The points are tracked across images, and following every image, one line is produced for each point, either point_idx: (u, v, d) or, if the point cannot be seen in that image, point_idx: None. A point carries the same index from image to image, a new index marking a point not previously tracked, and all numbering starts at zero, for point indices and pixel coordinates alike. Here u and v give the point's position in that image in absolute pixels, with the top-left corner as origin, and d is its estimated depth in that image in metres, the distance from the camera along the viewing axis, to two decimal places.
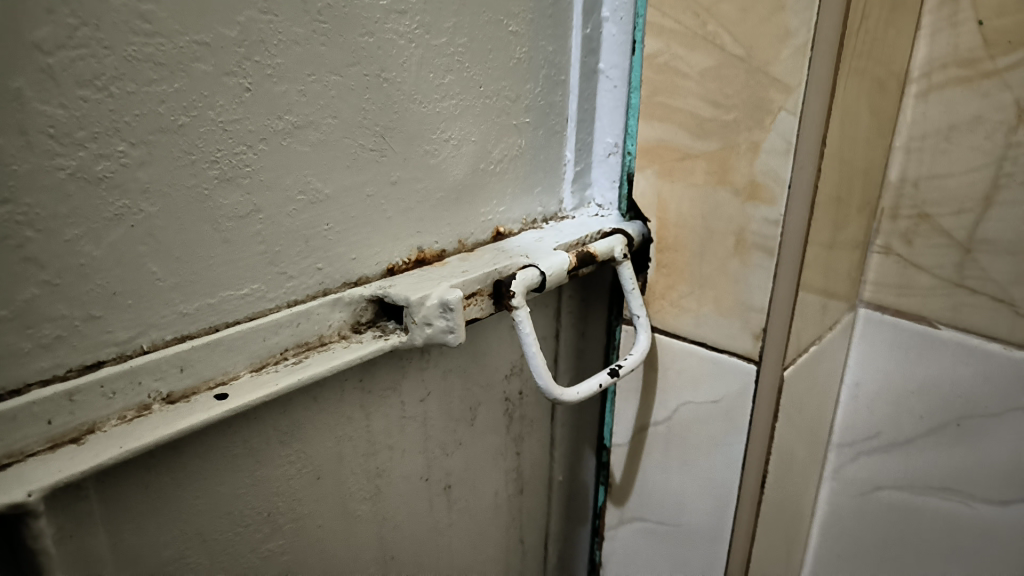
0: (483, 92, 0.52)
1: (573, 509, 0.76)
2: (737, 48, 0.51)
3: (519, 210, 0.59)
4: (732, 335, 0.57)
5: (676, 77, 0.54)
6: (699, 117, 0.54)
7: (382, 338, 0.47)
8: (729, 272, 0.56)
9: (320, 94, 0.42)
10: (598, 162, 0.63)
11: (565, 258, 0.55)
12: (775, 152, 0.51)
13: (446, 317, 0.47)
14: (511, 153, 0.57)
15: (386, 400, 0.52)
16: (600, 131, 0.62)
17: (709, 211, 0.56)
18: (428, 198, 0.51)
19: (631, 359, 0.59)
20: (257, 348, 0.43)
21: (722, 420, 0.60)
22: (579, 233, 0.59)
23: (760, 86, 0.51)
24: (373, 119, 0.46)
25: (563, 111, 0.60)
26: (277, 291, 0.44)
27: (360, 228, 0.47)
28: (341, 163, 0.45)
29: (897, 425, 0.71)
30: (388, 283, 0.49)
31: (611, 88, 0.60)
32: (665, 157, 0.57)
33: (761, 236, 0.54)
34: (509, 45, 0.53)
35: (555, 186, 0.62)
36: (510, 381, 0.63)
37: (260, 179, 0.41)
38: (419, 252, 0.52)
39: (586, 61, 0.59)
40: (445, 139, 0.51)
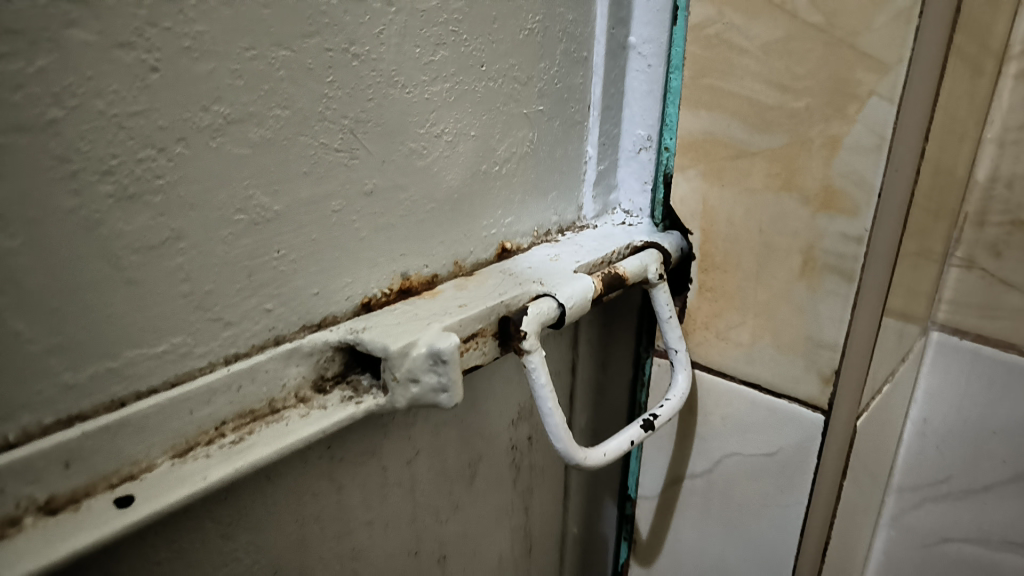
0: (487, 72, 0.41)
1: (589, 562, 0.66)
2: (813, 15, 0.39)
3: (529, 221, 0.48)
4: (794, 377, 0.46)
5: (730, 53, 0.43)
6: (759, 105, 0.42)
7: (354, 403, 0.36)
8: (794, 300, 0.45)
9: (264, 75, 0.31)
10: (625, 160, 0.52)
11: (590, 283, 0.44)
12: (860, 151, 0.40)
13: (438, 373, 0.36)
14: (521, 150, 0.45)
15: (363, 467, 0.41)
16: (629, 121, 0.51)
17: (767, 225, 0.44)
18: (417, 210, 0.40)
19: (669, 404, 0.48)
20: (180, 425, 0.32)
21: (777, 477, 0.49)
22: (604, 248, 0.48)
23: (844, 64, 0.39)
24: (341, 108, 0.34)
25: (585, 96, 0.49)
26: (209, 343, 0.33)
27: (324, 253, 0.36)
28: (296, 170, 0.33)
29: (971, 468, 0.60)
30: (363, 324, 0.38)
31: (644, 67, 0.49)
32: (712, 154, 0.46)
33: (837, 256, 0.42)
34: (518, 12, 0.41)
35: (573, 190, 0.51)
36: (516, 428, 0.53)
37: (178, 196, 0.30)
38: (404, 280, 0.41)
39: (614, 33, 0.48)
40: (436, 134, 0.39)
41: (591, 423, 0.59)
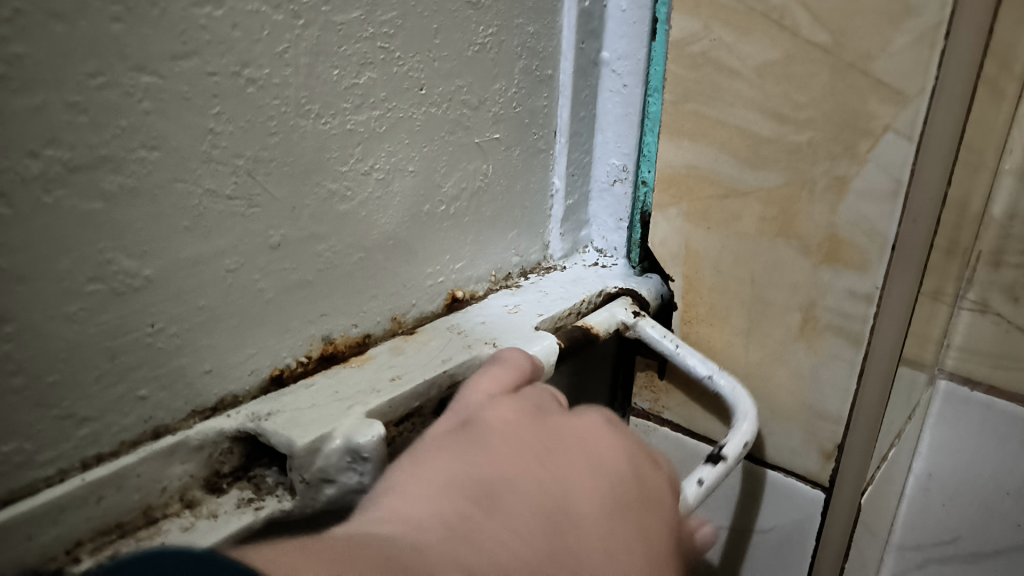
0: (427, 97, 0.35)
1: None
2: (818, 32, 0.32)
3: (485, 265, 0.43)
4: (791, 449, 0.40)
5: (719, 74, 0.36)
6: (753, 136, 0.36)
7: (252, 510, 0.29)
8: (791, 361, 0.38)
9: (120, 108, 0.24)
10: (596, 192, 0.47)
11: (554, 343, 0.37)
12: (871, 195, 0.33)
13: (358, 469, 0.29)
14: (472, 185, 0.40)
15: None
16: (602, 149, 0.46)
17: (761, 275, 0.38)
18: (340, 264, 0.34)
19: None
20: (14, 556, 0.24)
21: (772, 557, 0.43)
22: (573, 297, 0.42)
23: (855, 92, 0.32)
24: (234, 146, 0.28)
25: (550, 121, 0.44)
26: (60, 447, 0.26)
27: (223, 322, 0.30)
28: (173, 225, 0.27)
29: (983, 531, 0.51)
30: (269, 407, 0.31)
31: (617, 87, 0.44)
32: (697, 192, 0.39)
33: (841, 315, 0.36)
34: (467, 25, 0.36)
35: (538, 228, 0.46)
36: None
37: (1, 268, 0.23)
38: (328, 344, 0.35)
39: (583, 48, 0.42)
40: (365, 171, 0.33)
41: None
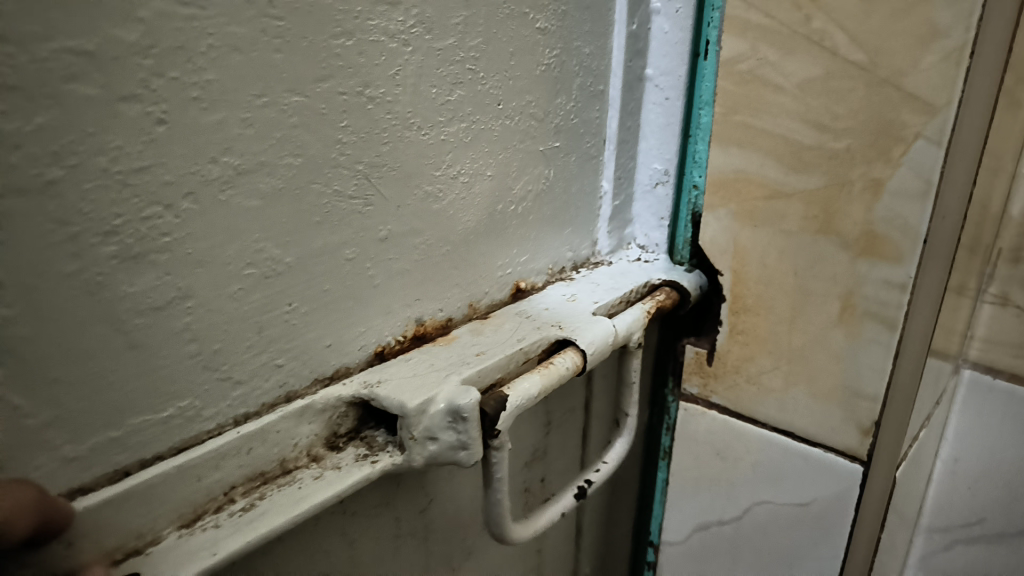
0: (503, 110, 0.40)
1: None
2: (855, 52, 0.37)
3: (545, 259, 0.47)
4: (831, 426, 0.44)
5: (765, 89, 0.41)
6: (796, 144, 0.40)
7: (369, 462, 0.34)
8: (831, 346, 0.43)
9: (275, 122, 0.29)
10: (640, 194, 0.52)
11: (609, 327, 0.43)
12: (904, 195, 0.38)
13: (456, 429, 0.34)
14: (536, 188, 0.44)
15: (376, 518, 0.38)
16: (646, 155, 0.51)
17: (803, 268, 0.42)
18: (430, 256, 0.39)
19: (604, 468, 0.48)
20: (188, 494, 0.29)
21: (813, 527, 0.47)
22: (624, 287, 0.47)
23: (889, 105, 0.37)
24: (354, 154, 0.33)
25: (600, 130, 0.48)
26: (218, 405, 0.31)
27: (336, 304, 0.34)
28: (308, 220, 0.32)
29: (1008, 512, 0.55)
30: (378, 377, 0.36)
31: (661, 100, 0.49)
32: (745, 194, 0.43)
33: (878, 302, 0.40)
34: (535, 48, 0.41)
35: (588, 226, 0.51)
36: (531, 469, 0.50)
37: (187, 252, 0.28)
38: (418, 326, 0.39)
39: (630, 65, 0.47)
40: (452, 175, 0.38)
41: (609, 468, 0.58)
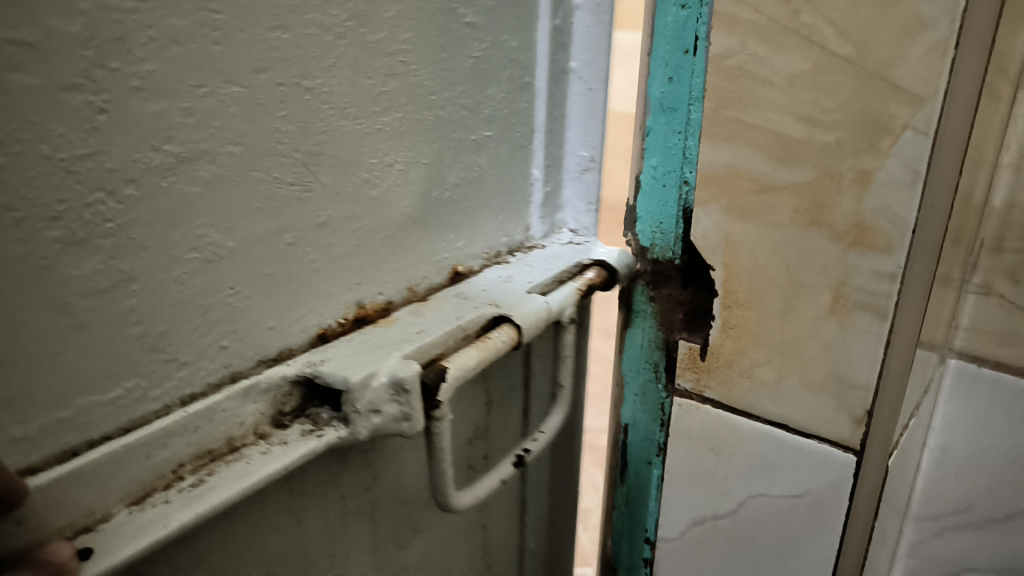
0: (435, 101, 0.41)
1: (562, 562, 0.75)
2: (843, 46, 0.38)
3: (481, 244, 0.49)
4: (824, 417, 0.45)
5: (754, 84, 0.41)
6: (785, 137, 0.41)
7: (314, 437, 0.35)
8: (824, 337, 0.43)
9: (215, 111, 0.29)
10: (568, 178, 0.55)
11: (542, 301, 0.45)
12: (893, 186, 0.38)
13: (399, 401, 0.35)
14: (469, 175, 0.46)
15: (321, 497, 0.41)
16: (573, 143, 0.54)
17: (795, 262, 0.43)
18: (367, 239, 0.39)
19: (544, 436, 0.51)
20: (137, 471, 0.30)
21: (808, 518, 0.48)
22: (552, 266, 0.51)
23: (876, 97, 0.37)
24: (291, 144, 0.33)
25: (530, 120, 0.51)
26: (164, 385, 0.31)
27: (274, 288, 0.35)
28: (249, 206, 0.32)
29: (995, 497, 0.56)
30: (320, 357, 0.37)
31: (584, 90, 0.52)
32: (736, 188, 0.44)
33: (868, 292, 0.40)
34: (463, 41, 0.42)
35: (521, 212, 0.53)
36: (473, 447, 0.54)
37: (133, 239, 0.28)
38: (359, 308, 0.40)
39: (556, 57, 0.50)
40: (388, 164, 0.39)
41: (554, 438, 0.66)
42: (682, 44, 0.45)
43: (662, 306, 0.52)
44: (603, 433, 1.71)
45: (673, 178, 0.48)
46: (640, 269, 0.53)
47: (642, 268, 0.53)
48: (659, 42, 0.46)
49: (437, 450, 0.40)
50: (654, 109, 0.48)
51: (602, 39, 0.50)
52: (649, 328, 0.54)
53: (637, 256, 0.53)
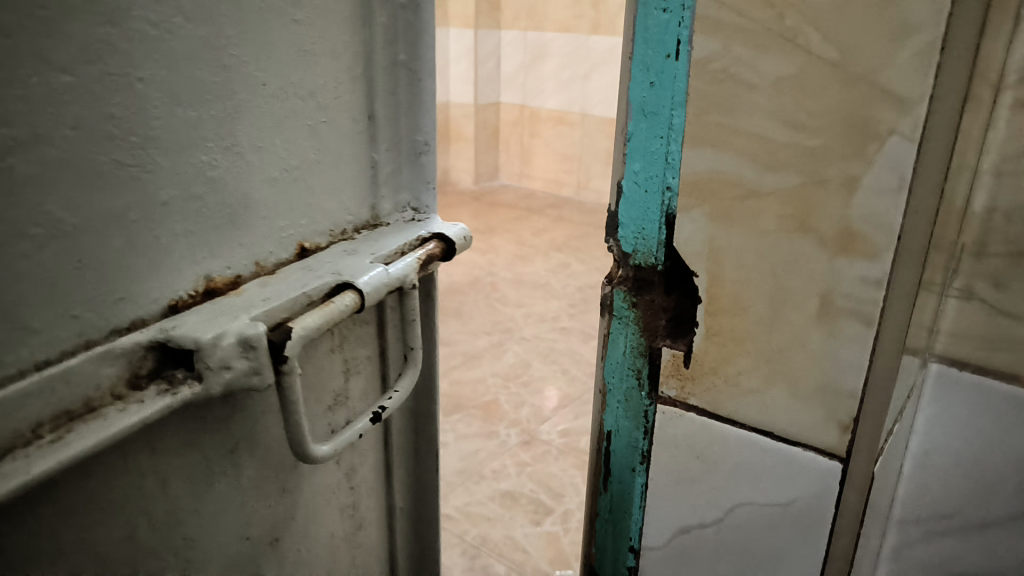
0: (267, 88, 0.51)
1: (433, 509, 0.88)
2: (828, 49, 0.37)
3: (324, 223, 0.60)
4: (810, 425, 0.44)
5: (739, 88, 0.40)
6: (770, 142, 0.40)
7: (171, 394, 0.45)
8: (811, 344, 0.42)
9: (54, 96, 0.38)
10: (405, 162, 0.68)
11: (378, 272, 0.58)
12: (880, 191, 0.38)
13: (247, 357, 0.47)
14: (308, 156, 0.57)
15: (222, 467, 0.55)
16: (406, 130, 0.67)
17: (781, 268, 0.42)
18: (209, 218, 0.49)
19: (395, 398, 0.63)
20: (9, 426, 0.37)
21: (794, 526, 0.47)
22: (399, 241, 0.64)
23: (862, 101, 0.37)
24: (128, 129, 0.42)
25: (365, 104, 0.62)
26: (21, 351, 0.39)
27: (150, 258, 0.45)
28: (92, 184, 0.41)
29: (978, 502, 0.56)
30: (171, 324, 0.46)
31: (408, 79, 0.65)
32: (720, 194, 0.43)
33: (855, 299, 0.40)
34: (294, 35, 0.53)
35: (360, 193, 0.64)
36: (335, 406, 0.67)
37: None
38: (207, 281, 0.50)
39: (384, 51, 0.62)
40: (229, 147, 0.49)
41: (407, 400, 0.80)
42: (665, 48, 0.44)
43: (645, 313, 0.51)
44: (584, 434, 1.70)
45: (656, 184, 0.47)
46: (621, 275, 0.52)
47: (622, 273, 0.52)
48: (639, 45, 0.45)
49: (291, 403, 0.51)
50: (634, 113, 0.46)
51: (420, 48, 0.65)
52: (631, 334, 0.52)
53: (618, 261, 0.52)
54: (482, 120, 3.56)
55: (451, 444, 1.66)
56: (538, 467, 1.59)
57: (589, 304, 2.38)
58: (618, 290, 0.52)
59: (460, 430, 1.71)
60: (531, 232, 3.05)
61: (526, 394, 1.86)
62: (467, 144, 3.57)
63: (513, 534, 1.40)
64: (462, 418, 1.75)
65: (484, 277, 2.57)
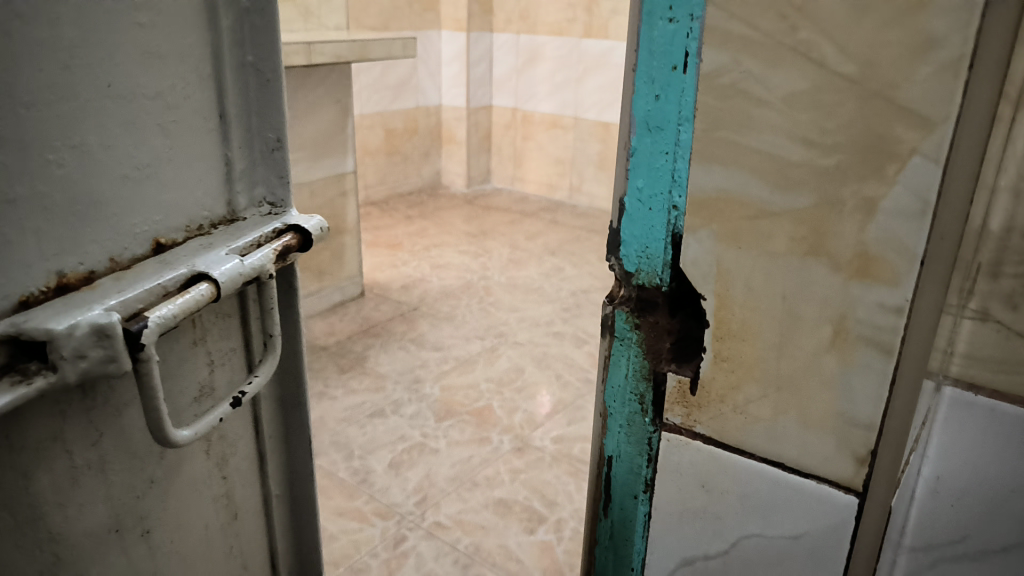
0: (114, 91, 0.45)
1: (308, 506, 0.75)
2: (844, 63, 0.35)
3: (180, 217, 0.52)
4: (824, 456, 0.42)
5: (748, 103, 0.38)
6: (781, 160, 0.38)
7: (24, 385, 0.40)
8: (823, 372, 0.41)
9: (21, 92, 0.40)
10: (261, 160, 0.58)
11: (240, 263, 0.52)
12: (901, 215, 0.36)
13: (104, 346, 0.42)
14: (159, 156, 0.49)
15: (46, 453, 0.46)
16: (260, 126, 0.57)
17: (792, 292, 0.40)
18: (56, 210, 0.43)
19: (257, 381, 0.58)
20: None
21: (806, 560, 0.45)
22: (252, 232, 0.56)
23: (881, 119, 0.35)
24: (6, 132, 0.39)
25: (221, 109, 0.54)
26: None
27: (10, 250, 0.41)
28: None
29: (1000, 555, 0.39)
30: (22, 317, 0.41)
31: (256, 82, 0.56)
32: (728, 214, 0.41)
33: (872, 326, 0.38)
34: (138, 39, 0.46)
35: (213, 186, 0.55)
36: (198, 402, 0.58)
37: None
38: (60, 277, 0.44)
39: (232, 54, 0.54)
40: (76, 143, 0.43)
41: (274, 391, 0.69)
42: (671, 60, 0.41)
43: (648, 335, 0.49)
44: (578, 441, 1.68)
45: (661, 201, 0.45)
46: (624, 294, 0.50)
47: (625, 292, 0.50)
48: (644, 56, 0.42)
49: (149, 387, 0.46)
50: (639, 127, 0.44)
51: (274, 53, 0.56)
52: (634, 356, 0.51)
53: (620, 280, 0.50)
54: (475, 122, 3.54)
55: (443, 451, 1.63)
56: (531, 474, 1.56)
57: (583, 309, 2.36)
58: (620, 310, 0.50)
59: (453, 436, 1.68)
60: (524, 236, 3.02)
61: (519, 399, 1.84)
62: (460, 147, 3.55)
63: (506, 542, 1.37)
64: (455, 424, 1.73)
65: (476, 282, 2.54)
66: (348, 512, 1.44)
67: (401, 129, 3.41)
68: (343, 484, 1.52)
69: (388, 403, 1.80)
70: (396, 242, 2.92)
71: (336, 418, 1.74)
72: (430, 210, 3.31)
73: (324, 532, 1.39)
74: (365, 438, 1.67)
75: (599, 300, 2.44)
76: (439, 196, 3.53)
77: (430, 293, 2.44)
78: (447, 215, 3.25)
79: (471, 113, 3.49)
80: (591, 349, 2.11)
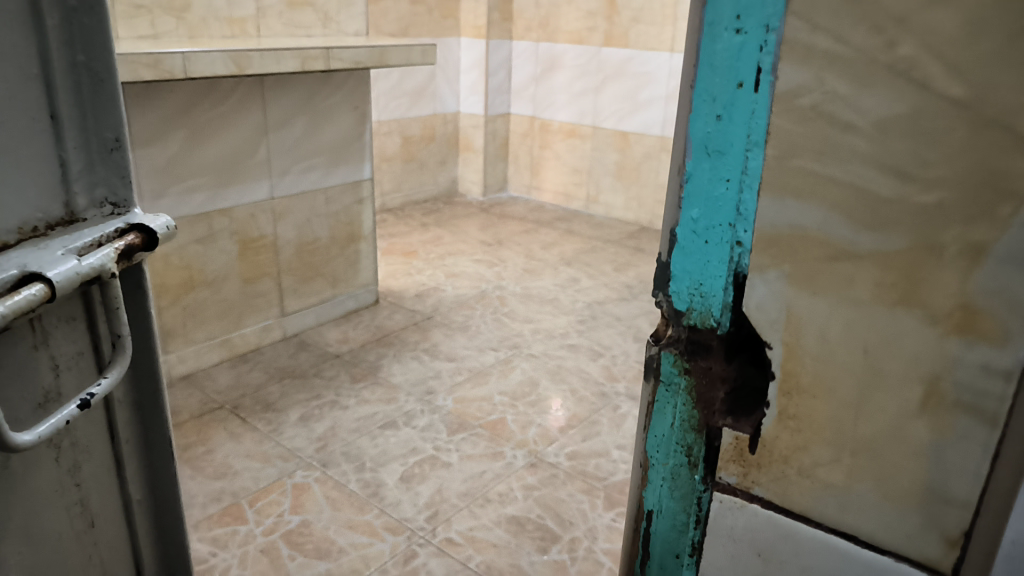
0: None
1: (171, 510, 0.72)
2: (953, 85, 0.30)
3: (12, 218, 0.48)
4: (908, 533, 0.37)
5: (832, 129, 0.33)
6: (870, 195, 0.33)
7: None
8: (909, 438, 0.35)
9: None
10: (99, 160, 0.54)
11: (81, 264, 0.49)
12: (1016, 264, 0.30)
13: None
14: None
15: None
16: (98, 125, 0.54)
17: (876, 345, 0.35)
18: None
19: (106, 383, 0.55)
20: None
21: None
22: (92, 232, 0.53)
23: (998, 151, 0.30)
24: None
25: (53, 107, 0.50)
26: None
27: None
28: None
29: None
30: None
31: (92, 81, 0.52)
32: (803, 254, 0.35)
33: (971, 390, 0.33)
34: None
35: (50, 185, 0.51)
36: (44, 407, 0.54)
37: None
38: None
39: (64, 54, 0.50)
40: None
41: (131, 394, 0.65)
42: (736, 76, 0.36)
43: (700, 381, 0.44)
44: (593, 458, 1.62)
45: (720, 235, 0.39)
46: (671, 335, 0.45)
47: (672, 333, 0.44)
48: (705, 72, 0.38)
49: None
50: (696, 150, 0.39)
51: (106, 51, 0.53)
52: (681, 404, 0.45)
53: (668, 318, 0.45)
54: (493, 130, 3.50)
55: (454, 465, 1.57)
56: (545, 491, 1.51)
57: (599, 321, 2.31)
58: (667, 352, 0.45)
59: (465, 450, 1.63)
60: (540, 245, 2.97)
61: (533, 414, 1.78)
62: (477, 155, 3.51)
63: (518, 562, 1.32)
64: (467, 438, 1.67)
65: (490, 291, 2.50)
66: (358, 526, 1.38)
67: (418, 135, 3.37)
68: (353, 497, 1.47)
69: (400, 414, 1.75)
70: (411, 250, 2.87)
71: (348, 428, 1.69)
72: (445, 217, 3.27)
73: (332, 546, 1.33)
74: (376, 450, 1.61)
75: (615, 312, 2.39)
76: (455, 203, 3.48)
77: (444, 302, 2.39)
78: (463, 223, 3.21)
79: (489, 120, 3.45)
80: (607, 363, 2.05)
